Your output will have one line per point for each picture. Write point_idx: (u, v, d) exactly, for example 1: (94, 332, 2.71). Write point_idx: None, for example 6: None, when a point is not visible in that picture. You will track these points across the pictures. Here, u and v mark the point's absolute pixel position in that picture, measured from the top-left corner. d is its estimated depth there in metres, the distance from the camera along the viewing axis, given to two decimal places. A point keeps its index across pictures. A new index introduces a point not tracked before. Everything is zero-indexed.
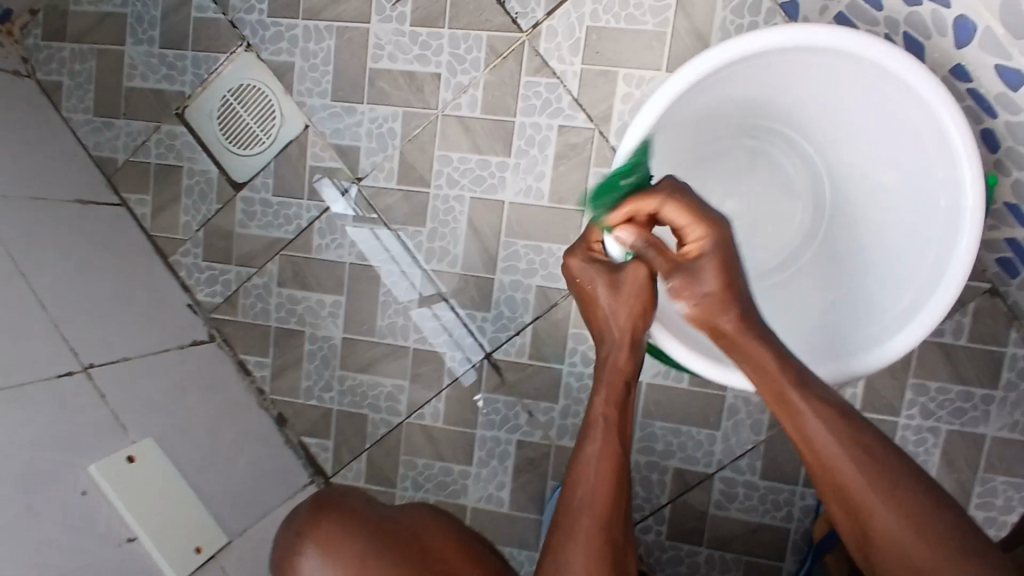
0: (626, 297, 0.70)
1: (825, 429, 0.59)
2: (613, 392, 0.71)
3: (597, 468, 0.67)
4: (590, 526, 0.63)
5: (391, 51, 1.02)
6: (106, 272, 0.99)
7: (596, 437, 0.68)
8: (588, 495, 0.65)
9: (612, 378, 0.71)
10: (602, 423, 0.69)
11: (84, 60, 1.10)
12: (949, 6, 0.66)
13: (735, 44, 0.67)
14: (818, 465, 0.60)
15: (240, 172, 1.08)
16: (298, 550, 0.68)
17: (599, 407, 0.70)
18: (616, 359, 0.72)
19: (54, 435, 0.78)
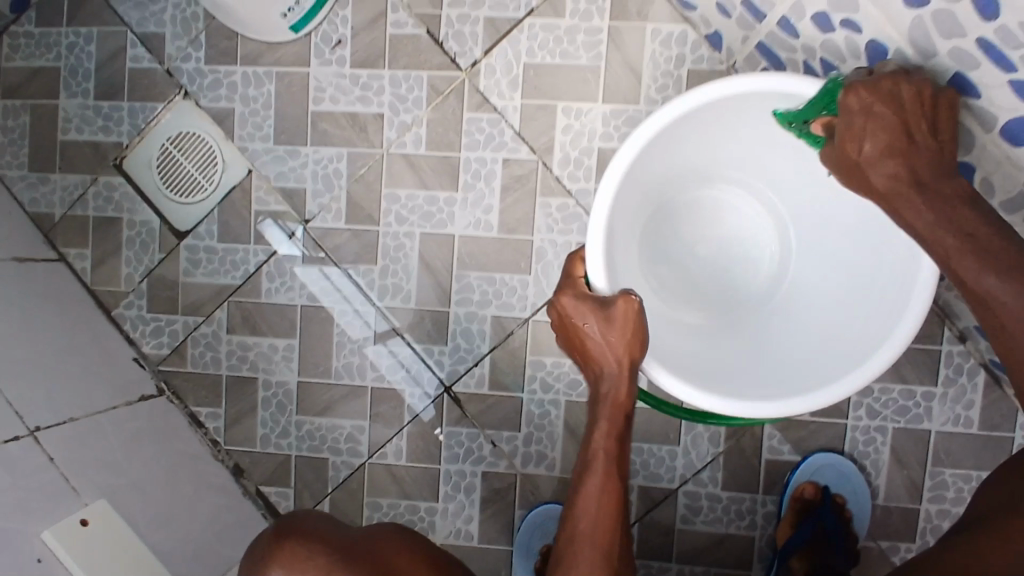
0: (867, 123, 0.67)
1: (982, 264, 0.64)
2: (612, 423, 0.74)
3: (600, 504, 0.72)
4: (595, 560, 0.69)
5: (332, 93, 1.03)
6: (49, 329, 0.96)
7: (597, 475, 0.73)
8: (591, 533, 0.71)
9: (609, 412, 0.73)
10: (602, 455, 0.73)
11: (17, 116, 1.08)
12: (861, 31, 0.71)
13: (671, 108, 0.70)
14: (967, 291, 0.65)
15: (183, 221, 1.06)
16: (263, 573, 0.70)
17: (599, 441, 0.74)
18: (615, 392, 0.73)
19: (5, 503, 0.75)
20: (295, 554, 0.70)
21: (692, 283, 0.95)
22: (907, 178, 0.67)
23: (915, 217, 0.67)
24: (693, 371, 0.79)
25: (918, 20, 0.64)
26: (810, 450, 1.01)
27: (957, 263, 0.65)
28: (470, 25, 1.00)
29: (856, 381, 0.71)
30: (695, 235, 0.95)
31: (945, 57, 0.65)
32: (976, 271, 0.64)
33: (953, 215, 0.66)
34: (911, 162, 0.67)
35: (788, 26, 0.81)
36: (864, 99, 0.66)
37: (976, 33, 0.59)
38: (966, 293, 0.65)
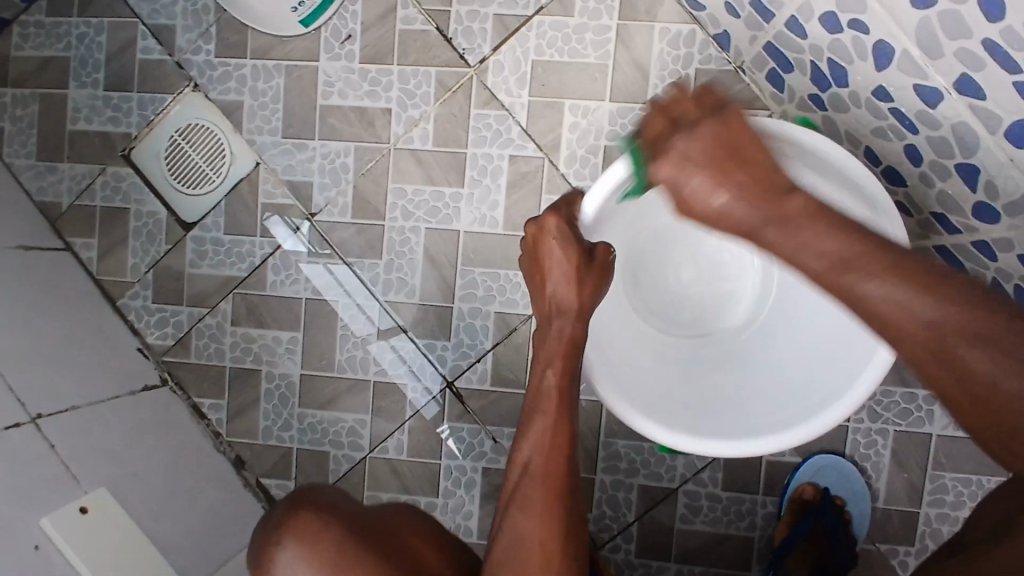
0: (682, 157, 0.53)
1: (882, 284, 0.50)
2: (566, 364, 0.75)
3: (546, 442, 0.75)
4: (535, 496, 0.73)
5: (341, 87, 1.03)
6: (54, 318, 0.96)
7: (547, 411, 0.75)
8: (536, 467, 0.74)
9: (564, 351, 0.75)
10: (554, 395, 0.75)
11: (26, 105, 1.08)
12: (868, 32, 0.72)
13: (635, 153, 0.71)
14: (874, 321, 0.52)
15: (189, 212, 1.07)
16: (274, 544, 0.71)
17: (552, 380, 0.75)
18: (569, 332, 0.74)
19: (5, 488, 0.75)
20: (311, 524, 0.71)
21: (675, 302, 0.95)
22: (758, 213, 0.52)
23: (804, 250, 0.52)
24: (660, 403, 0.79)
25: (926, 20, 0.64)
26: (811, 451, 1.01)
27: (845, 284, 0.51)
28: (479, 22, 1.00)
29: (802, 434, 0.70)
30: (682, 255, 0.94)
31: (950, 57, 0.65)
32: (867, 288, 0.50)
33: (807, 239, 0.52)
34: (751, 198, 0.52)
35: (796, 26, 0.81)
36: (694, 142, 0.54)
37: (982, 33, 0.60)
38: (874, 322, 0.52)
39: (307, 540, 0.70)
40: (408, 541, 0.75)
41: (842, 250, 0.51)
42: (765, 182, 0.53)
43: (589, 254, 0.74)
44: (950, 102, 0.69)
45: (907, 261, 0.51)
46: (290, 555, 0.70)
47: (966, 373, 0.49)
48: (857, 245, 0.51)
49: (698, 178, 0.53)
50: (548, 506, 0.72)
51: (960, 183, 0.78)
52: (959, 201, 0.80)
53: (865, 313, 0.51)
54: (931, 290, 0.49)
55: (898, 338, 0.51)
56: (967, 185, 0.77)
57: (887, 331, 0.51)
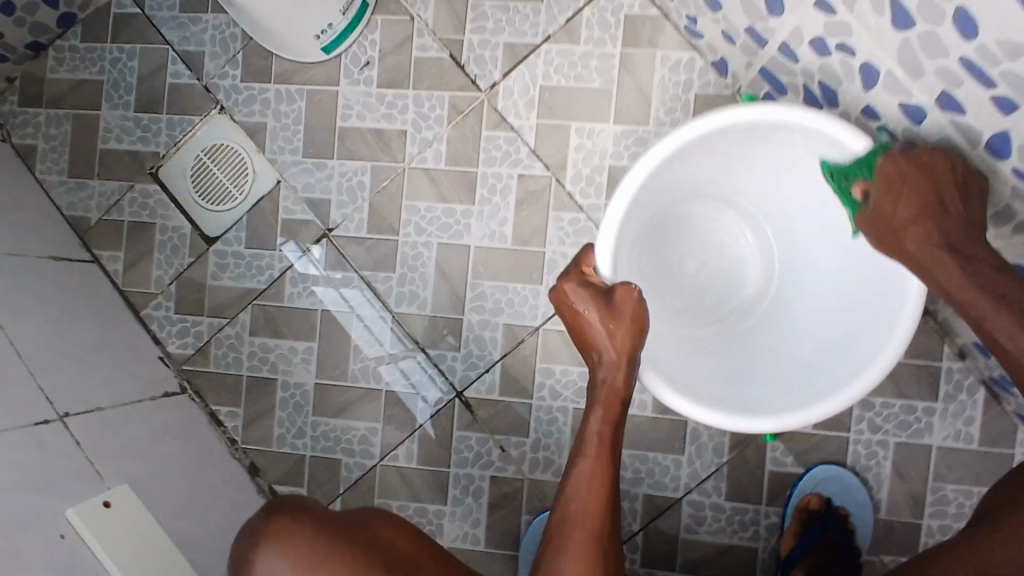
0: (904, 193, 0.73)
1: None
2: (609, 411, 0.80)
3: (589, 484, 0.78)
4: (583, 536, 0.75)
5: (359, 110, 1.09)
6: (81, 325, 1.00)
7: (588, 457, 0.79)
8: (579, 510, 0.77)
9: (608, 401, 0.79)
10: (596, 442, 0.79)
11: (60, 124, 1.14)
12: (855, 55, 0.77)
13: (656, 152, 0.77)
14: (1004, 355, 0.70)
15: (212, 227, 1.12)
16: (255, 545, 0.74)
17: (595, 428, 0.80)
18: (613, 380, 0.79)
19: (34, 479, 0.78)
20: (283, 529, 0.74)
21: (688, 304, 0.99)
22: (925, 245, 0.73)
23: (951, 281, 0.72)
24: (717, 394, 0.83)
25: (906, 43, 0.69)
26: (813, 462, 1.03)
27: (989, 324, 0.70)
28: (491, 49, 1.06)
29: (845, 400, 0.76)
30: (691, 255, 0.99)
31: (930, 76, 0.70)
32: (1022, 338, 0.67)
33: (957, 274, 0.71)
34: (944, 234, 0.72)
35: (788, 52, 0.87)
36: (902, 166, 0.72)
37: (958, 52, 0.64)
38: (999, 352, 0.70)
39: (280, 537, 0.74)
40: (380, 532, 0.79)
41: (1003, 303, 0.69)
42: (936, 220, 0.73)
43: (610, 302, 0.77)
44: (933, 118, 0.74)
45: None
46: (265, 557, 0.73)
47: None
48: (996, 296, 0.70)
49: (911, 216, 0.73)
50: (596, 545, 0.75)
51: None
52: None
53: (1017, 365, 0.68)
54: None
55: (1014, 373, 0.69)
56: None
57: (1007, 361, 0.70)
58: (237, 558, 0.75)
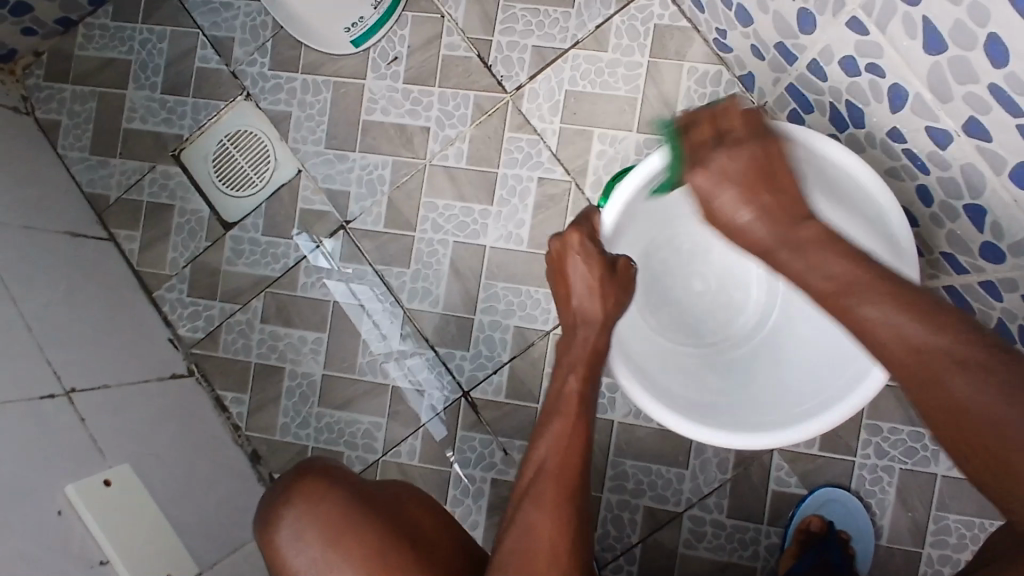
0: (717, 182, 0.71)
1: (885, 319, 0.58)
2: (588, 370, 0.80)
3: (566, 439, 0.76)
4: (558, 489, 0.73)
5: (384, 105, 1.09)
6: (92, 301, 1.01)
7: (566, 412, 0.77)
8: (552, 466, 0.74)
9: (587, 358, 0.80)
10: (576, 399, 0.78)
11: (85, 102, 1.15)
12: (884, 76, 0.76)
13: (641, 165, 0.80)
14: (864, 337, 0.60)
15: (231, 212, 1.12)
16: (280, 509, 0.73)
17: (573, 385, 0.79)
18: (592, 342, 0.81)
19: (34, 451, 0.79)
20: (315, 492, 0.73)
21: (687, 319, 0.99)
22: (774, 233, 0.68)
23: (790, 267, 0.66)
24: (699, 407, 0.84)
25: (936, 66, 0.69)
26: (817, 485, 1.02)
27: (836, 306, 0.61)
28: (518, 52, 1.06)
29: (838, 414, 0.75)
30: (695, 272, 1.00)
31: (959, 101, 0.69)
32: (864, 305, 0.59)
33: (814, 254, 0.64)
34: (767, 217, 0.69)
35: (817, 70, 0.86)
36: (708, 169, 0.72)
37: (988, 79, 0.64)
38: (859, 337, 0.60)
39: (310, 501, 0.73)
40: (406, 508, 0.76)
41: (842, 276, 0.62)
42: (779, 202, 0.69)
43: (610, 265, 0.82)
44: (959, 144, 0.74)
45: (902, 286, 0.59)
46: (292, 523, 0.72)
47: (931, 390, 0.55)
48: (857, 271, 0.61)
49: (727, 198, 0.70)
50: (572, 504, 0.72)
51: (968, 224, 0.82)
52: (968, 242, 0.84)
53: (866, 335, 0.59)
54: (911, 311, 0.57)
55: (880, 354, 0.59)
56: (974, 226, 0.81)
57: (871, 345, 0.59)
58: (260, 521, 0.74)
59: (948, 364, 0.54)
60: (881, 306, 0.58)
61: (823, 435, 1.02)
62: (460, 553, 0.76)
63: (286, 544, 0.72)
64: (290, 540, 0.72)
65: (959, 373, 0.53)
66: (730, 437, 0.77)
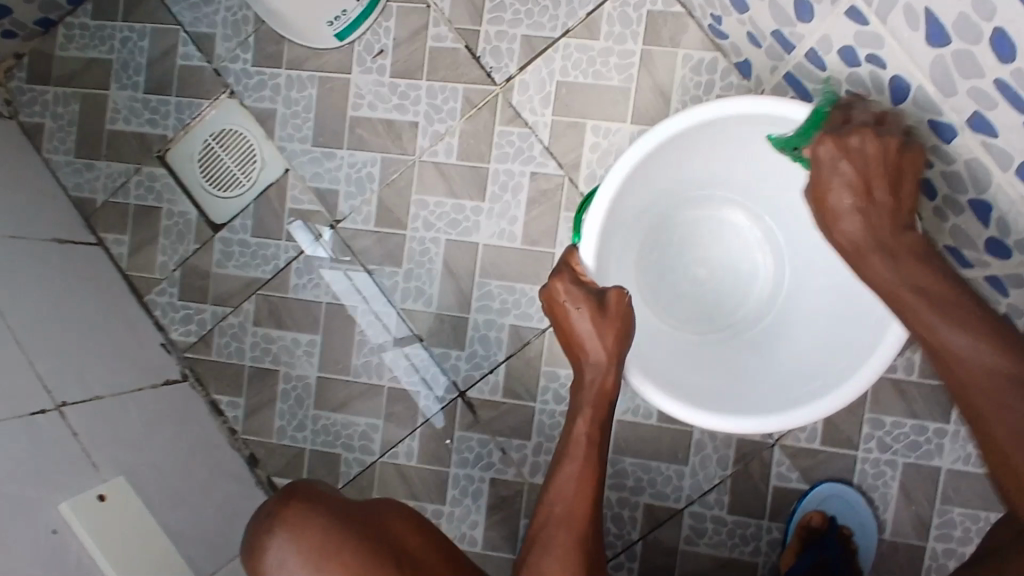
0: (834, 175, 0.75)
1: (966, 347, 0.67)
2: (595, 412, 0.80)
3: (575, 485, 0.78)
4: (567, 537, 0.76)
5: (370, 100, 1.06)
6: (82, 310, 0.99)
7: (577, 456, 0.78)
8: (564, 513, 0.77)
9: (596, 402, 0.79)
10: (583, 442, 0.79)
11: (68, 103, 1.13)
12: (885, 68, 0.73)
13: (633, 153, 0.75)
14: (937, 350, 0.69)
15: (219, 213, 1.10)
16: (268, 535, 0.72)
17: (581, 429, 0.80)
18: (602, 380, 0.79)
19: (27, 470, 0.78)
20: (300, 517, 0.72)
21: (689, 303, 0.97)
22: (871, 235, 0.74)
23: (879, 272, 0.73)
24: (700, 393, 0.81)
25: (940, 59, 0.65)
26: (818, 480, 1.01)
27: (913, 314, 0.70)
28: (507, 42, 1.03)
29: (842, 399, 0.73)
30: (696, 257, 0.97)
31: (963, 96, 0.66)
32: (945, 327, 0.68)
33: (904, 264, 0.72)
34: (871, 219, 0.74)
35: (815, 59, 0.83)
36: (832, 151, 0.74)
37: (993, 74, 0.60)
38: (931, 348, 0.70)
39: (297, 528, 0.72)
40: (389, 519, 0.78)
41: (926, 289, 0.70)
42: (888, 208, 0.73)
43: (600, 304, 0.77)
44: (964, 139, 0.70)
45: (977, 312, 0.68)
46: (279, 548, 0.71)
47: (1004, 413, 0.65)
48: (943, 288, 0.70)
49: (842, 195, 0.75)
50: (581, 548, 0.75)
51: (973, 219, 0.79)
52: (973, 236, 0.81)
53: (940, 351, 0.69)
54: (996, 344, 0.66)
55: (949, 367, 0.68)
56: (979, 221, 0.78)
57: (940, 356, 0.69)
58: (247, 545, 0.74)
59: (1012, 403, 0.64)
60: (970, 332, 0.67)
61: (824, 429, 1.00)
62: (443, 563, 0.78)
63: (271, 571, 0.71)
64: (276, 565, 0.71)
65: (1021, 412, 0.64)
66: (750, 423, 0.74)
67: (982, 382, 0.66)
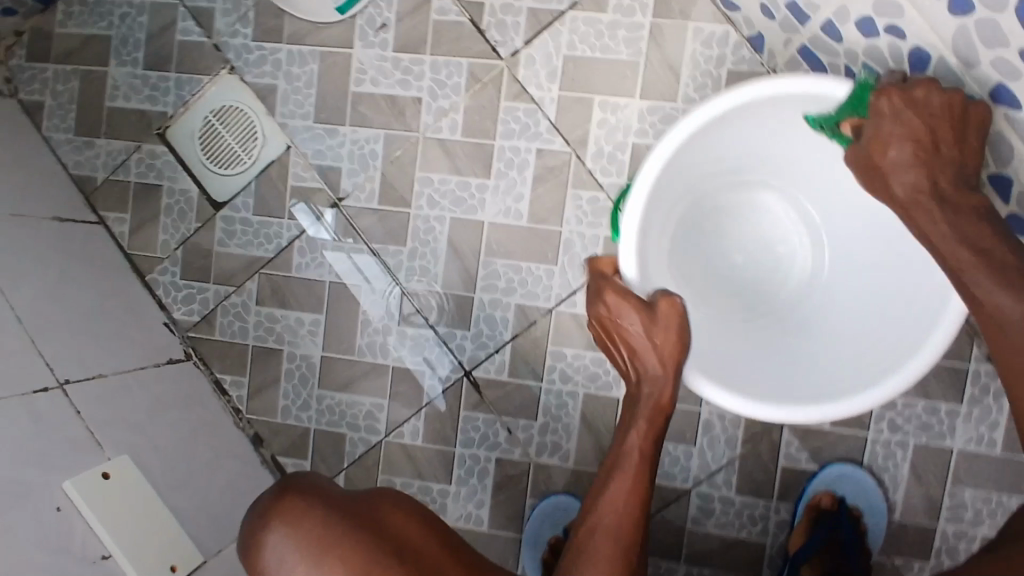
0: (896, 127, 0.70)
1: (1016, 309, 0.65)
2: (650, 426, 0.79)
3: (625, 498, 0.77)
4: (612, 548, 0.74)
5: (373, 75, 1.04)
6: (84, 289, 0.98)
7: (628, 470, 0.78)
8: (609, 524, 0.76)
9: (650, 415, 0.78)
10: (636, 455, 0.78)
11: (67, 80, 1.11)
12: (905, 38, 0.71)
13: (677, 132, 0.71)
14: (982, 314, 0.67)
15: (220, 191, 1.09)
16: (263, 526, 0.72)
17: (635, 441, 0.79)
18: (658, 395, 0.77)
19: (31, 449, 0.77)
20: (295, 507, 0.73)
21: (729, 290, 0.95)
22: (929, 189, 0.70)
23: (927, 228, 0.70)
24: (746, 382, 0.79)
25: (963, 29, 0.63)
26: (827, 460, 1.00)
27: (968, 276, 0.68)
28: (513, 15, 1.01)
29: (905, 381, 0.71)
30: (731, 240, 0.95)
31: (987, 66, 0.64)
32: (995, 285, 0.66)
33: (966, 224, 0.69)
34: (927, 167, 0.70)
35: (831, 31, 0.80)
36: (896, 104, 0.69)
37: (1019, 43, 0.58)
38: (973, 305, 0.68)
39: (290, 519, 0.72)
40: (386, 514, 0.76)
41: (983, 247, 0.68)
42: (949, 164, 0.70)
43: (649, 308, 0.76)
44: (985, 111, 0.69)
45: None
46: (275, 540, 0.71)
47: None
48: (994, 245, 0.68)
49: (900, 150, 0.71)
50: (626, 558, 0.74)
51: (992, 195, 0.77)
52: None
53: (985, 309, 0.67)
54: None
55: (1005, 334, 0.66)
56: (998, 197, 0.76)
57: (983, 316, 0.67)
58: (246, 538, 0.73)
59: None
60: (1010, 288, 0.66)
61: None
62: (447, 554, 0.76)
63: (269, 562, 0.71)
64: (274, 558, 0.71)
65: None
66: (804, 411, 0.72)
67: None
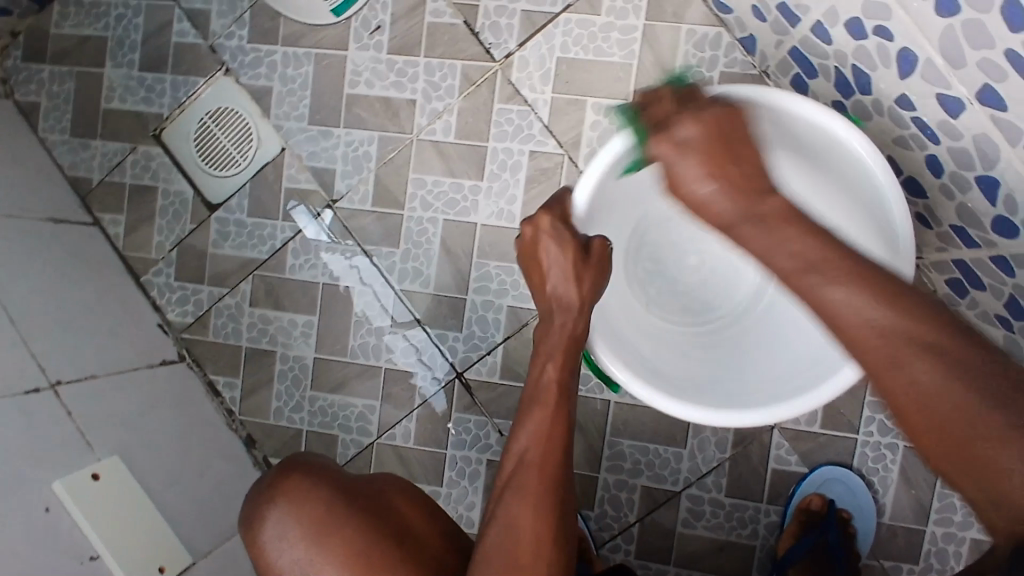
0: (679, 163, 0.63)
1: (864, 312, 0.52)
2: (566, 356, 0.76)
3: (540, 434, 0.73)
4: (540, 482, 0.70)
5: (368, 77, 1.05)
6: (77, 289, 0.99)
7: (539, 407, 0.74)
8: (525, 457, 0.72)
9: (565, 346, 0.75)
10: (555, 389, 0.74)
11: (63, 82, 1.11)
12: (892, 40, 0.70)
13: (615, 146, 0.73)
14: (848, 337, 0.53)
15: (214, 193, 1.09)
16: (265, 510, 0.74)
17: (552, 373, 0.75)
18: (570, 326, 0.76)
19: (21, 448, 0.77)
20: (300, 491, 0.73)
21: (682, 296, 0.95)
22: (737, 208, 0.60)
23: (755, 245, 0.59)
24: (683, 384, 0.79)
25: (950, 30, 0.63)
26: (818, 463, 0.99)
27: (801, 285, 0.55)
28: (507, 17, 1.01)
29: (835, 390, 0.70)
30: (688, 247, 0.95)
31: (972, 68, 0.63)
32: (831, 291, 0.53)
33: (784, 234, 0.57)
34: (731, 192, 0.60)
35: (821, 33, 0.80)
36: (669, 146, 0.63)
37: (1004, 43, 0.58)
38: (829, 324, 0.54)
39: (295, 503, 0.73)
40: (391, 500, 0.76)
41: (805, 252, 0.55)
42: (746, 177, 0.61)
43: (584, 249, 0.76)
44: (972, 112, 0.68)
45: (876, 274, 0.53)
46: (276, 522, 0.73)
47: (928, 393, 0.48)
48: (828, 251, 0.55)
49: (688, 173, 0.62)
50: (552, 499, 0.70)
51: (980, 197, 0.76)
52: (978, 215, 0.79)
53: (834, 327, 0.54)
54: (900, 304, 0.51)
55: (861, 350, 0.52)
56: (986, 198, 0.75)
57: (841, 334, 0.54)
58: (245, 524, 0.75)
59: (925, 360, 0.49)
60: (853, 289, 0.53)
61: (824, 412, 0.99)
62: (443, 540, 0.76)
63: (269, 543, 0.73)
64: (275, 539, 0.73)
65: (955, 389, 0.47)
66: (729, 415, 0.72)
67: (922, 359, 0.49)
